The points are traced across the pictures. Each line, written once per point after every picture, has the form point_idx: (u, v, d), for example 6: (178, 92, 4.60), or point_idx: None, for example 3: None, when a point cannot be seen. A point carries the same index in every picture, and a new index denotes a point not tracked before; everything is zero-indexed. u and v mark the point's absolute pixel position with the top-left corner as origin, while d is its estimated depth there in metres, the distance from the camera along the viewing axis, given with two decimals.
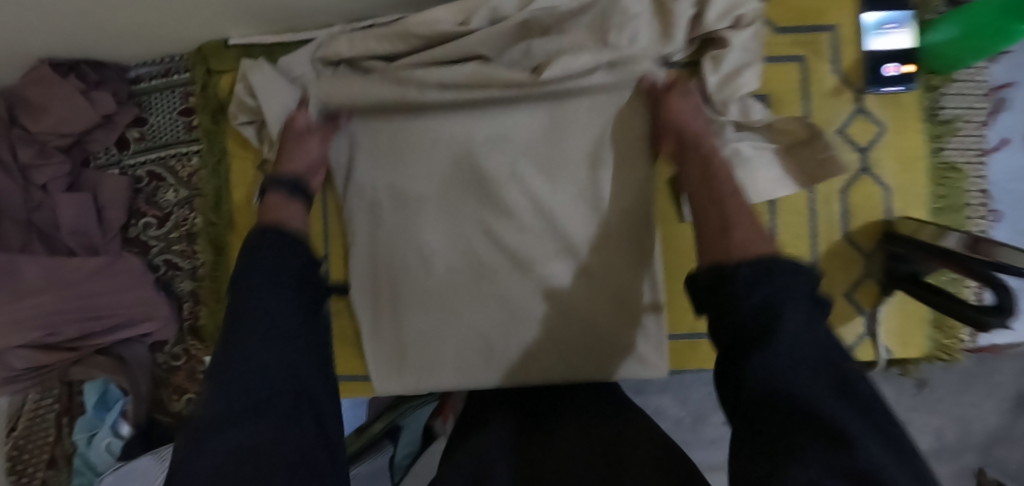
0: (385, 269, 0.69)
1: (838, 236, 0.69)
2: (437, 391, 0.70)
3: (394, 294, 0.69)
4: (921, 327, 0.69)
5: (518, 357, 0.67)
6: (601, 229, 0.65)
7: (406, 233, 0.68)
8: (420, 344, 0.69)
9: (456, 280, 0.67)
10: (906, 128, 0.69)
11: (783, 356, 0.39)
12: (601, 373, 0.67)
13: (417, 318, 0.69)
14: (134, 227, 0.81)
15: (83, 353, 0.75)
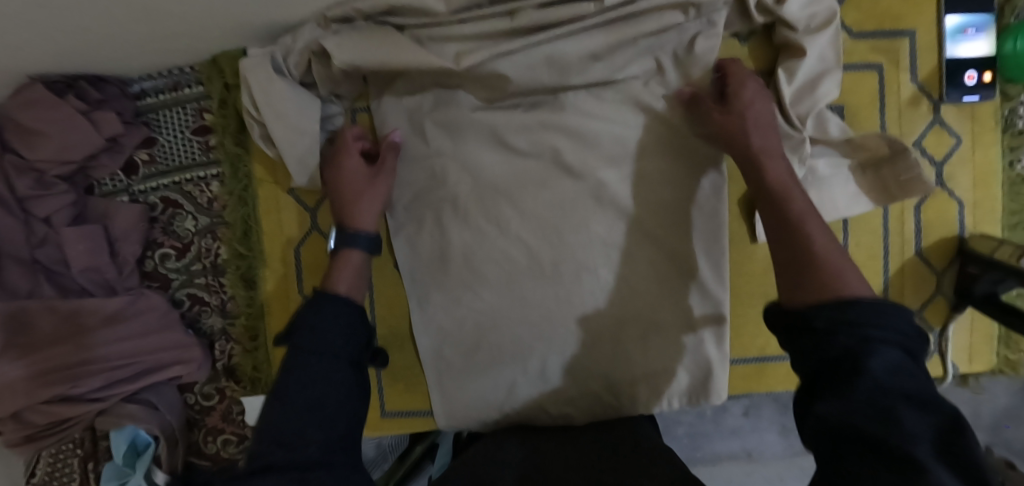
0: (424, 180, 0.62)
1: (910, 254, 0.67)
2: (477, 317, 0.64)
3: (437, 205, 0.62)
4: (989, 343, 0.68)
5: (571, 275, 0.62)
6: (656, 142, 0.60)
7: (450, 140, 0.61)
8: (465, 257, 0.62)
9: (502, 184, 0.61)
10: (983, 140, 0.66)
11: (855, 395, 0.34)
12: (657, 308, 0.62)
13: (461, 227, 0.62)
14: (150, 260, 0.73)
15: (109, 402, 0.68)
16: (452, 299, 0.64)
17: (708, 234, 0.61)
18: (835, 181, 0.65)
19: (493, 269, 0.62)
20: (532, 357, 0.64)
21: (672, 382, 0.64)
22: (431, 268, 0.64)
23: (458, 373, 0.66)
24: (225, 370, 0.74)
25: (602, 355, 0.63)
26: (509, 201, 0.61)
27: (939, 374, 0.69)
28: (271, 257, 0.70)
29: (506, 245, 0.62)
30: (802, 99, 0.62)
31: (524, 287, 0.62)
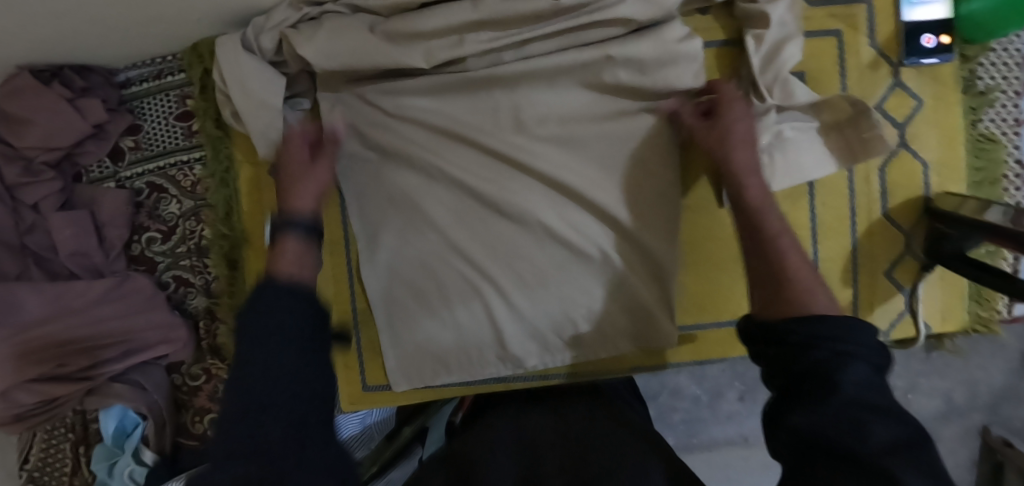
0: (367, 130, 0.68)
1: (877, 215, 0.68)
2: (420, 257, 0.69)
3: (383, 151, 0.69)
4: (961, 302, 0.69)
5: (516, 234, 0.67)
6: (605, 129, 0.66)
7: (392, 98, 0.67)
8: (407, 199, 0.68)
9: (439, 134, 0.68)
10: (943, 101, 0.67)
11: (823, 415, 0.37)
12: (612, 275, 0.67)
13: (405, 171, 0.69)
14: (137, 244, 0.75)
15: (98, 381, 0.70)
16: (397, 242, 0.69)
17: (657, 197, 0.66)
18: (802, 144, 0.66)
19: (435, 208, 0.68)
20: (478, 300, 0.68)
21: (615, 325, 0.69)
22: (378, 213, 0.69)
23: (411, 317, 0.70)
24: (211, 348, 0.75)
25: (551, 303, 0.68)
26: (451, 146, 0.68)
27: (913, 334, 0.70)
28: (252, 237, 0.71)
29: (448, 189, 0.68)
30: (768, 65, 0.65)
31: (466, 230, 0.68)
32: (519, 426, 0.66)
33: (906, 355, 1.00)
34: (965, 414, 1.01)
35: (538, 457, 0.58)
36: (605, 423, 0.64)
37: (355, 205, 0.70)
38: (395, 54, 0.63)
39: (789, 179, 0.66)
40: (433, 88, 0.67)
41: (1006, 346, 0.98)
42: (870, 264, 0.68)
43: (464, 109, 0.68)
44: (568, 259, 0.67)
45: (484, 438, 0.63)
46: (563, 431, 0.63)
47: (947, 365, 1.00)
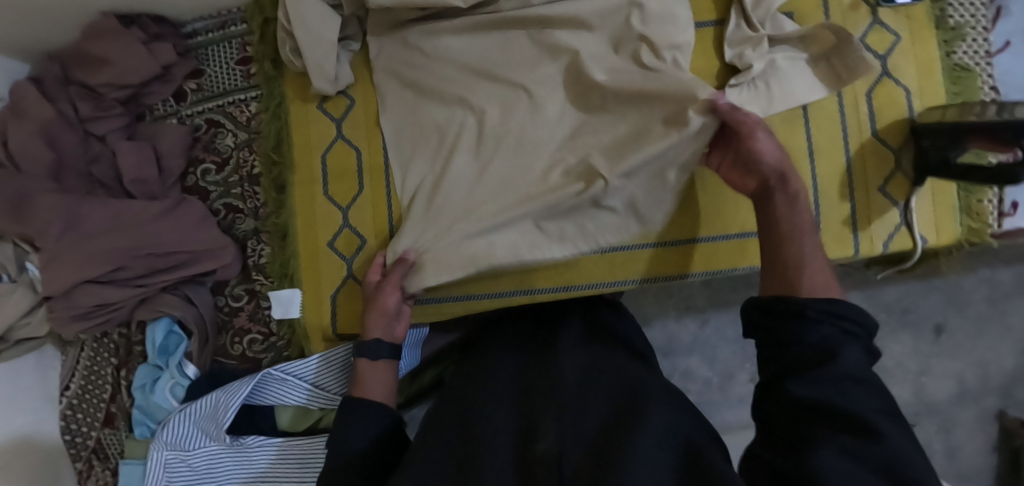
0: (407, 70, 0.77)
1: (867, 134, 0.75)
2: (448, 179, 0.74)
3: (417, 87, 0.77)
4: (952, 213, 0.75)
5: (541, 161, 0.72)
6: None
7: (429, 39, 0.76)
8: (438, 130, 0.76)
9: (470, 74, 0.76)
10: (919, 34, 0.75)
11: (824, 384, 0.41)
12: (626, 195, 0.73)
13: (434, 106, 0.77)
14: (192, 175, 0.83)
15: (150, 290, 0.76)
16: (426, 166, 0.76)
17: None
18: (793, 71, 0.74)
19: (462, 137, 0.75)
20: (481, 230, 0.70)
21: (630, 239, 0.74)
22: (410, 145, 0.77)
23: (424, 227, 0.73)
24: (256, 267, 0.81)
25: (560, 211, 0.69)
26: (479, 81, 0.76)
27: (909, 246, 0.75)
28: (300, 165, 0.79)
29: (474, 117, 0.75)
30: (760, 3, 0.74)
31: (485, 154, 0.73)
32: (514, 373, 0.69)
33: (915, 336, 1.02)
34: (982, 398, 1.02)
35: (538, 403, 0.60)
36: (597, 367, 0.65)
37: (393, 134, 0.78)
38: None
39: (780, 103, 0.74)
40: (466, 31, 0.76)
41: (1016, 327, 1.00)
42: (864, 179, 0.75)
43: (492, 49, 0.76)
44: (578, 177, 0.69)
45: (484, 391, 0.66)
46: (557, 371, 0.65)
47: (958, 347, 1.02)
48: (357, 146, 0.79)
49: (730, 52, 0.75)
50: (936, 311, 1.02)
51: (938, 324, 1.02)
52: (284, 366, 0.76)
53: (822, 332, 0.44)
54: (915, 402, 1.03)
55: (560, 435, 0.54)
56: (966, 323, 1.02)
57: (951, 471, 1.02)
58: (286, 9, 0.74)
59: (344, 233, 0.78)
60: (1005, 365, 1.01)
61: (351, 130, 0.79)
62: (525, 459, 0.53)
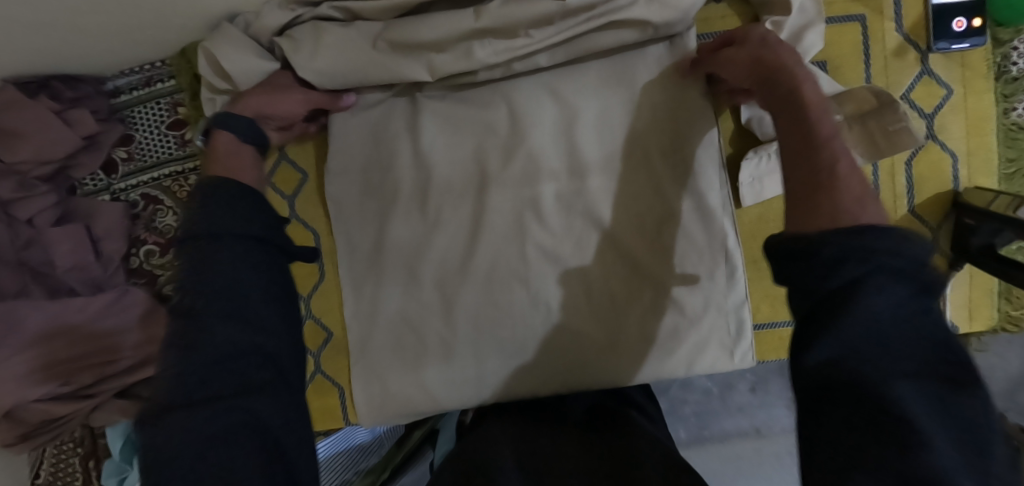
0: (375, 170, 0.67)
1: (902, 212, 0.64)
2: (411, 308, 0.68)
3: (383, 194, 0.68)
4: (990, 300, 0.66)
5: (526, 293, 0.67)
6: (612, 146, 0.65)
7: (399, 134, 0.67)
8: (404, 251, 0.68)
9: (455, 186, 0.67)
10: (975, 88, 0.63)
11: (841, 351, 0.30)
12: (629, 297, 0.67)
13: (400, 223, 0.67)
14: (136, 257, 0.74)
15: (102, 398, 0.69)
16: (391, 288, 0.68)
17: (649, 197, 0.65)
18: None
19: (432, 266, 0.67)
20: (457, 359, 0.68)
21: (629, 348, 0.67)
22: (366, 262, 0.69)
23: (389, 372, 0.69)
24: None
25: (538, 327, 0.67)
26: (460, 189, 0.67)
27: None
28: None
29: (451, 232, 0.67)
30: None
31: (455, 288, 0.67)
32: (521, 435, 0.61)
33: None
34: None
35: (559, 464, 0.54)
36: (615, 429, 0.60)
37: (353, 213, 0.68)
38: (397, 67, 0.61)
39: None
40: (444, 127, 0.66)
41: None
42: None
43: (468, 138, 0.66)
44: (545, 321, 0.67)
45: (495, 445, 0.58)
46: (576, 441, 0.58)
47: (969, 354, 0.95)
48: (315, 229, 0.70)
49: (748, 113, 0.64)
50: None
51: None
52: None
53: (852, 278, 0.31)
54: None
55: None
56: None
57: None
58: (209, 60, 0.62)
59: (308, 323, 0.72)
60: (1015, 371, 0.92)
61: (307, 211, 0.70)
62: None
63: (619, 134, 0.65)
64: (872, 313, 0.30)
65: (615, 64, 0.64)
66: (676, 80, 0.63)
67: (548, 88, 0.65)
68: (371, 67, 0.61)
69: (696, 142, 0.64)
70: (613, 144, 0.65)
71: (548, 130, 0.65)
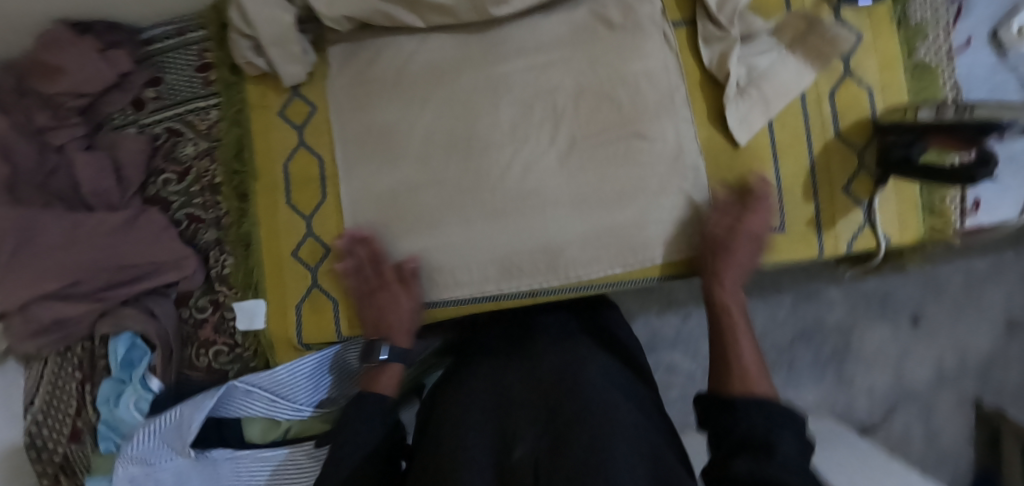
0: (363, 67, 0.78)
1: (830, 134, 0.75)
2: (395, 183, 0.76)
3: (369, 84, 0.77)
4: (915, 212, 0.75)
5: (500, 167, 0.75)
6: (574, 53, 0.75)
7: (391, 43, 0.78)
8: (389, 131, 0.77)
9: (435, 74, 0.77)
10: (881, 34, 0.75)
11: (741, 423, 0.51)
12: (601, 177, 0.74)
13: (386, 107, 0.77)
14: (152, 185, 0.81)
15: (110, 304, 0.75)
16: (377, 169, 0.77)
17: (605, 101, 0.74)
18: (776, 70, 0.73)
19: (413, 143, 0.76)
20: (436, 223, 0.75)
21: (597, 216, 0.74)
22: (360, 142, 0.77)
23: (382, 244, 0.76)
24: (219, 279, 0.80)
25: (514, 196, 0.75)
26: (443, 81, 0.76)
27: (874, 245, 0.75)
28: (261, 174, 0.78)
29: (433, 114, 0.76)
30: (724, 2, 0.73)
31: (439, 162, 0.76)
32: (495, 371, 0.67)
33: (896, 323, 1.16)
34: (959, 382, 1.15)
35: (509, 414, 0.59)
36: (565, 362, 0.64)
37: (345, 110, 0.78)
38: (394, 14, 0.74)
39: (772, 104, 0.73)
40: (428, 37, 0.78)
41: (990, 311, 1.15)
42: (829, 180, 0.75)
43: (451, 44, 0.77)
44: (522, 184, 0.74)
45: (463, 397, 0.64)
46: (537, 373, 0.63)
47: (935, 333, 1.16)
48: (318, 154, 0.78)
49: (709, 53, 0.74)
50: (913, 301, 1.16)
51: (916, 314, 1.15)
52: (251, 378, 0.75)
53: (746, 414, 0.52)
54: (894, 390, 1.16)
55: (535, 444, 0.53)
56: (943, 310, 1.16)
57: (930, 454, 1.14)
58: (238, 7, 0.72)
59: (308, 241, 0.78)
60: (982, 351, 1.15)
61: (312, 138, 0.79)
62: (504, 473, 0.52)
63: (584, 44, 0.75)
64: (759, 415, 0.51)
65: (582, 15, 0.76)
66: (619, 12, 0.75)
67: (524, 16, 0.77)
68: (374, 12, 0.73)
69: (648, 47, 0.74)
70: (583, 77, 0.75)
71: (522, 41, 0.76)
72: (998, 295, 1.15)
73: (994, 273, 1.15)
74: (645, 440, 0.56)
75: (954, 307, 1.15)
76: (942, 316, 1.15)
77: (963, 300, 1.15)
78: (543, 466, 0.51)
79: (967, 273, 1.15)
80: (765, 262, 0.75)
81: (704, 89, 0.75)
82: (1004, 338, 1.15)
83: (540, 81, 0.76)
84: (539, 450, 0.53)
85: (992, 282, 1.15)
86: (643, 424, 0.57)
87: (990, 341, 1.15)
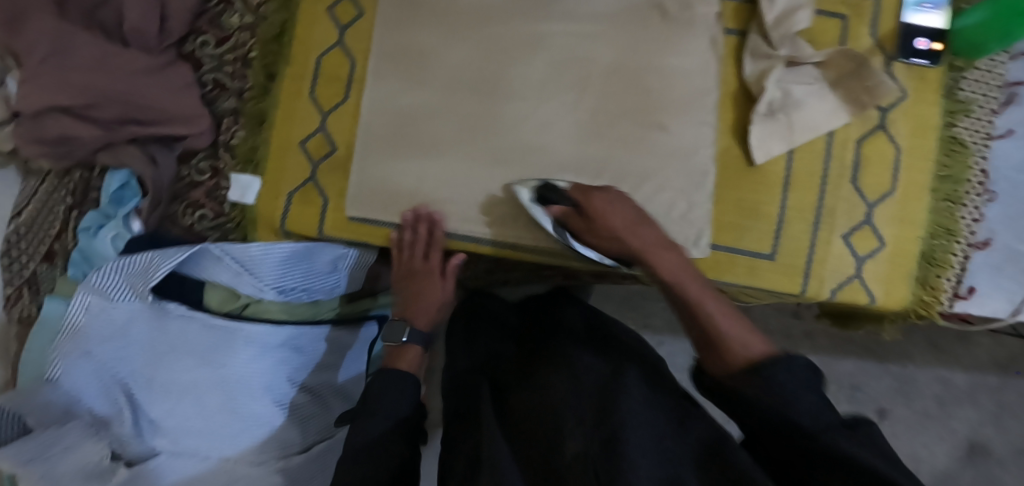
0: None
1: (846, 179, 0.74)
2: (414, 105, 0.77)
3: (419, 5, 0.78)
4: (906, 282, 0.74)
5: (518, 118, 0.76)
6: (620, 30, 0.75)
7: None
8: (426, 54, 0.77)
9: (483, 14, 0.77)
10: (925, 99, 0.74)
11: (828, 450, 0.42)
12: (610, 155, 0.75)
13: (429, 31, 0.77)
14: (190, 43, 0.83)
15: (116, 138, 0.77)
16: (405, 85, 0.77)
17: (637, 86, 0.75)
18: (806, 101, 0.73)
19: (445, 71, 0.77)
20: (443, 153, 0.76)
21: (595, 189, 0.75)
22: (393, 57, 0.78)
23: (385, 159, 0.77)
24: (225, 146, 0.82)
25: (523, 149, 0.75)
26: (491, 22, 0.77)
27: (860, 300, 0.74)
28: (294, 60, 0.80)
29: (471, 51, 0.77)
30: (780, 23, 0.72)
31: (464, 99, 0.76)
32: (525, 373, 0.64)
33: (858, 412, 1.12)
34: None
35: (547, 414, 0.55)
36: (588, 367, 0.61)
37: (388, 21, 0.78)
38: None
39: (795, 133, 0.73)
40: None
41: (956, 430, 1.11)
42: (830, 224, 0.74)
43: None
44: (535, 137, 0.75)
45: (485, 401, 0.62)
46: (562, 372, 0.60)
47: (894, 434, 1.12)
48: (352, 57, 0.79)
49: (753, 67, 0.74)
50: (882, 397, 1.13)
51: (882, 409, 1.12)
52: (225, 246, 0.77)
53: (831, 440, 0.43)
54: None
55: (586, 439, 0.49)
56: (909, 415, 1.12)
57: None
58: None
59: (316, 136, 0.79)
60: (937, 468, 1.11)
61: (351, 41, 0.80)
62: (550, 469, 0.49)
63: (633, 25, 0.75)
64: (849, 446, 0.42)
65: None
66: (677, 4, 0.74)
67: None
68: None
69: (692, 46, 0.74)
70: (621, 56, 0.75)
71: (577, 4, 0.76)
72: (967, 418, 1.11)
73: (970, 395, 1.12)
74: (684, 435, 0.51)
75: (921, 416, 1.11)
76: (907, 421, 1.11)
77: (931, 412, 1.12)
78: (591, 460, 0.47)
79: (943, 386, 1.12)
80: (744, 284, 0.74)
81: (737, 103, 0.75)
82: (963, 462, 1.10)
83: (579, 48, 0.76)
84: (582, 460, 0.47)
85: (964, 403, 1.12)
86: (672, 417, 0.53)
87: (947, 460, 1.10)
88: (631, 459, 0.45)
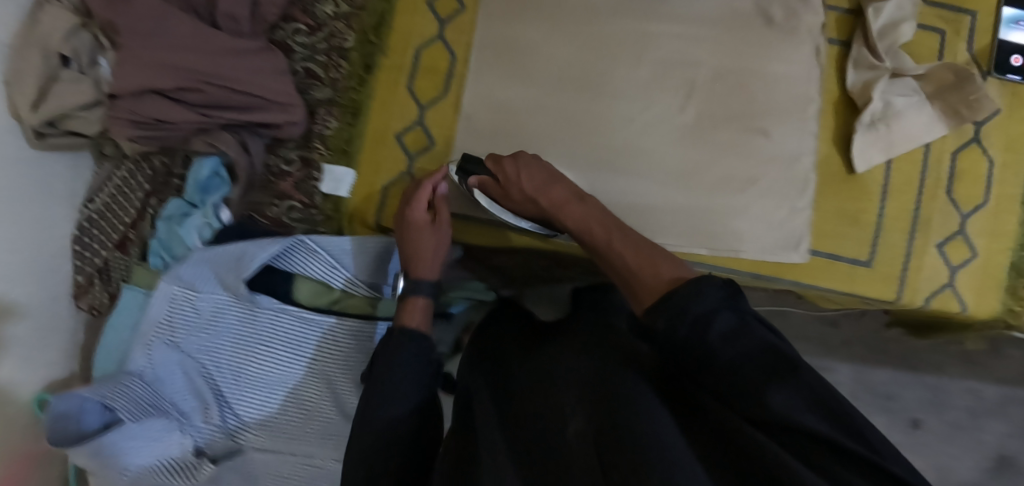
0: None
1: (941, 189, 0.76)
2: (513, 100, 0.77)
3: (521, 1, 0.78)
4: (996, 292, 0.76)
5: (619, 117, 0.76)
6: (722, 34, 0.76)
7: None
8: (529, 49, 0.77)
9: (586, 12, 0.77)
10: (1018, 115, 0.76)
11: (789, 406, 0.34)
12: (711, 156, 0.75)
13: (534, 27, 0.77)
14: (281, 31, 0.81)
15: (211, 123, 0.75)
16: (506, 79, 0.77)
17: (738, 88, 0.76)
18: (909, 112, 0.73)
19: (548, 68, 0.77)
20: (544, 149, 0.76)
21: (697, 189, 0.75)
22: (496, 51, 0.77)
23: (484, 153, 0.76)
24: (319, 137, 0.80)
25: (623, 147, 0.75)
26: (596, 20, 0.77)
27: (953, 308, 0.76)
28: (392, 52, 0.79)
29: (571, 48, 0.77)
30: (885, 35, 0.74)
31: (565, 95, 0.76)
32: (522, 360, 0.52)
33: (891, 421, 1.10)
34: None
35: (545, 397, 0.42)
36: (579, 342, 0.49)
37: (491, 16, 0.78)
38: None
39: (897, 143, 0.74)
40: None
41: (986, 442, 1.09)
42: (925, 233, 0.75)
43: None
44: (637, 136, 0.75)
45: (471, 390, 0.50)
46: (553, 354, 0.48)
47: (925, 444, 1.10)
48: (452, 51, 0.79)
49: (855, 77, 0.75)
50: (916, 406, 1.11)
51: (916, 419, 1.10)
52: (319, 239, 0.75)
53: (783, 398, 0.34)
54: None
55: (585, 422, 0.37)
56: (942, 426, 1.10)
57: None
58: None
59: (414, 129, 0.78)
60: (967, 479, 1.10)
61: (451, 35, 0.79)
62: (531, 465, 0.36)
63: (734, 29, 0.76)
64: (789, 412, 0.34)
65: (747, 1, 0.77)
66: (782, 11, 0.76)
67: None
68: None
69: (794, 52, 0.76)
70: (724, 60, 0.76)
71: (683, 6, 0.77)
72: (998, 430, 1.09)
73: (1001, 408, 1.10)
74: (696, 410, 0.39)
75: (952, 427, 1.09)
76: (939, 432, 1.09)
77: (962, 423, 1.10)
78: (595, 444, 0.34)
79: (975, 399, 1.10)
80: (843, 289, 0.75)
81: (838, 111, 0.77)
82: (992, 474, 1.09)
83: (683, 50, 0.76)
84: (564, 457, 0.35)
85: (994, 416, 1.10)
86: (677, 395, 0.41)
87: (977, 472, 1.09)
88: (636, 444, 0.32)
